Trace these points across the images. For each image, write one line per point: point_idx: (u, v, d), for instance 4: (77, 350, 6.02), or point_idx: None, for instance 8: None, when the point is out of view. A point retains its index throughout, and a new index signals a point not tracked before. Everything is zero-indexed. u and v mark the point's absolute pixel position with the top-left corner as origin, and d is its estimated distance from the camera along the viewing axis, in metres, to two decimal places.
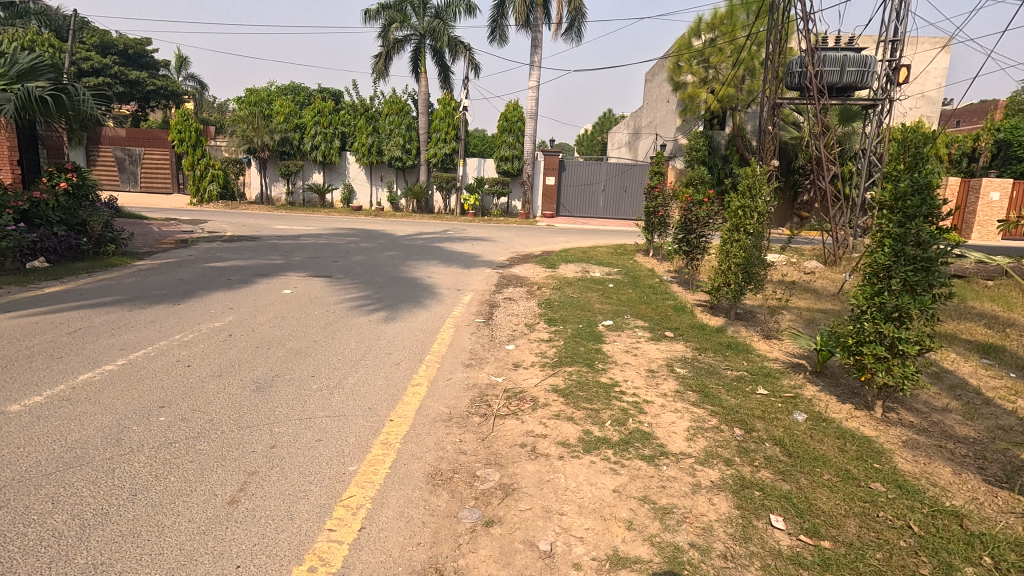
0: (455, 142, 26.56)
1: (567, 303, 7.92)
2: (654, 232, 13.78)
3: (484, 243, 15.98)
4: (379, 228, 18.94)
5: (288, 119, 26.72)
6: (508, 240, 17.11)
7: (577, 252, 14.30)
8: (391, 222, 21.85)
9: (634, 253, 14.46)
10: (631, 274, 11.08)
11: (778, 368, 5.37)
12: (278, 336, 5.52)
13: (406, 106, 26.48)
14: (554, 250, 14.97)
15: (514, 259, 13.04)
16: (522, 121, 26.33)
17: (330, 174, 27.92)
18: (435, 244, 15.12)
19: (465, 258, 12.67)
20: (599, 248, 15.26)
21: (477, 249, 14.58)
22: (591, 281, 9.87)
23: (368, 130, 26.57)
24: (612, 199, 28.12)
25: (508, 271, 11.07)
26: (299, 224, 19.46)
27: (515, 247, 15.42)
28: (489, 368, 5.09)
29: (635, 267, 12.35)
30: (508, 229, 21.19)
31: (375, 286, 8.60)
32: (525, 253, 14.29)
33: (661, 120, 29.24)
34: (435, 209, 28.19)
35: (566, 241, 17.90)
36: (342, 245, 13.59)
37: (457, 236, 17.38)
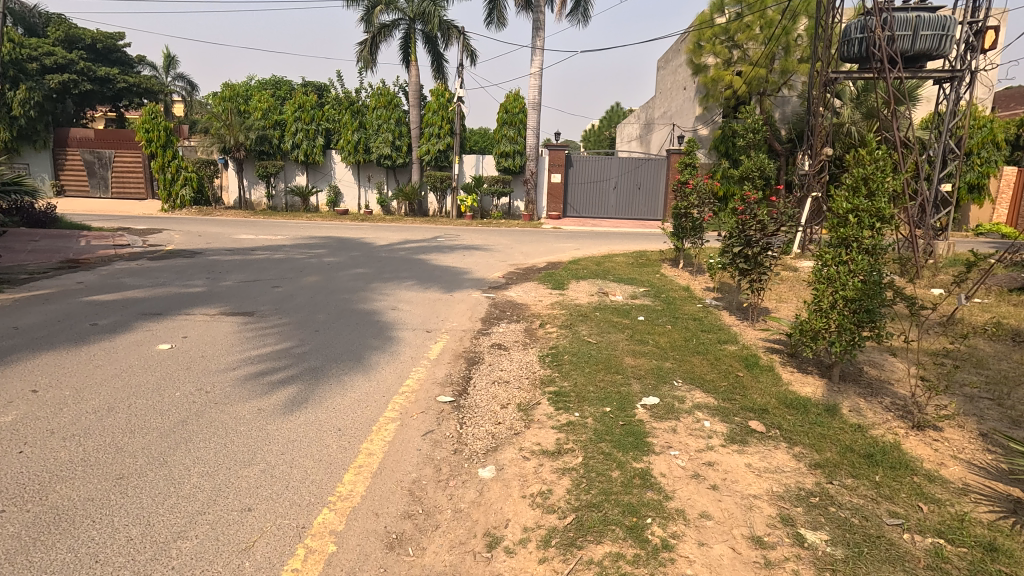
0: (450, 138, 24.24)
1: (582, 357, 5.31)
2: (686, 239, 11.13)
3: (478, 253, 13.48)
4: (360, 235, 16.58)
5: (267, 114, 24.41)
6: (507, 248, 14.58)
7: (590, 264, 11.74)
8: (377, 228, 19.39)
9: (659, 264, 11.87)
10: (663, 299, 8.45)
11: (1004, 533, 2.75)
12: (52, 469, 2.99)
13: (395, 98, 24.02)
14: (559, 261, 12.46)
15: (512, 275, 10.49)
16: (524, 112, 23.78)
17: (314, 175, 25.49)
18: (419, 255, 12.66)
19: (450, 275, 10.15)
20: (615, 258, 12.68)
21: (467, 262, 12.06)
22: (613, 313, 7.26)
23: (353, 126, 24.08)
24: (624, 198, 25.49)
25: (502, 295, 8.54)
26: (270, 232, 17.12)
27: (514, 258, 12.89)
28: (434, 553, 2.52)
29: (664, 285, 9.73)
30: (509, 234, 18.72)
31: (308, 329, 6.06)
32: (524, 266, 11.75)
33: (677, 109, 26.53)
34: (429, 211, 25.64)
35: (574, 247, 15.39)
36: (302, 260, 11.13)
37: (447, 245, 14.89)
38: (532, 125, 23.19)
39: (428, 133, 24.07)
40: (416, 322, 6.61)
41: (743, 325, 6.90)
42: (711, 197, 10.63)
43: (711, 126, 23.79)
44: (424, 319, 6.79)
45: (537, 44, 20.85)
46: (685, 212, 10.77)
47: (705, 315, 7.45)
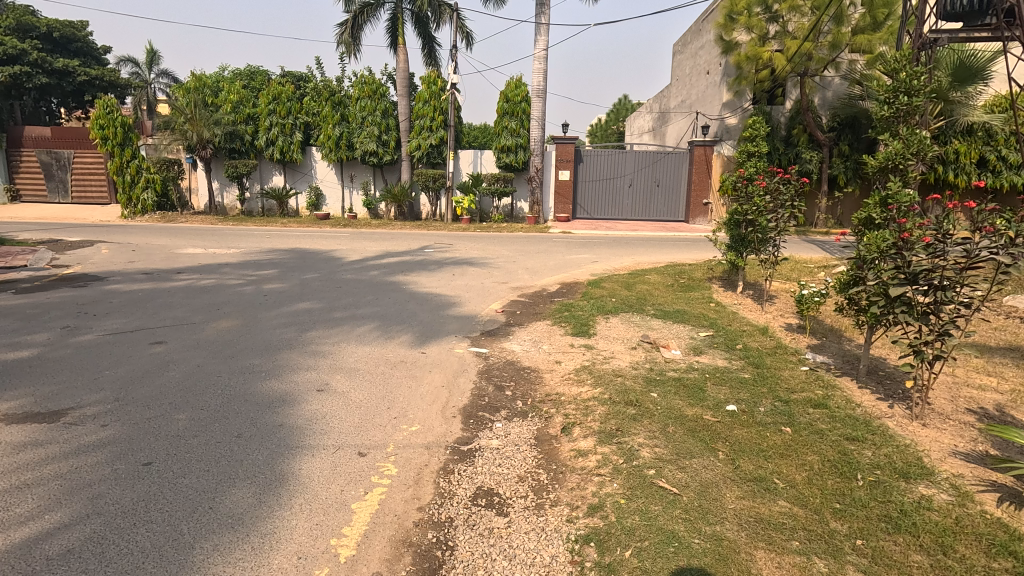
0: (444, 130, 21.40)
1: (661, 556, 2.48)
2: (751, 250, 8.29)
3: (471, 271, 10.69)
4: (332, 246, 13.89)
5: (238, 108, 21.69)
6: (506, 262, 11.79)
7: (613, 288, 8.93)
8: (356, 235, 16.59)
9: (707, 286, 9.04)
10: (743, 355, 5.59)
11: None
12: None
13: (381, 87, 21.23)
14: (574, 282, 9.69)
15: (511, 308, 7.69)
16: (526, 101, 21.01)
17: (292, 175, 22.79)
18: (393, 275, 9.88)
19: (428, 310, 7.33)
20: (645, 277, 9.91)
21: (453, 285, 9.25)
22: (679, 394, 4.42)
23: (334, 120, 21.33)
24: (641, 197, 22.64)
25: (498, 350, 5.69)
26: (227, 243, 14.42)
27: (516, 278, 10.13)
28: None
29: (727, 323, 6.87)
30: (510, 241, 15.98)
31: (135, 457, 3.27)
32: (527, 292, 8.92)
33: (699, 96, 23.64)
34: (421, 214, 22.83)
35: (589, 258, 12.60)
36: (230, 288, 8.33)
37: (434, 258, 12.14)
38: (536, 115, 20.33)
39: (418, 126, 21.29)
40: (345, 430, 3.80)
41: (904, 422, 4.08)
42: (793, 200, 7.72)
43: (739, 114, 20.89)
44: (364, 418, 3.99)
45: (541, 19, 17.96)
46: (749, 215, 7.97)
47: (827, 393, 4.59)
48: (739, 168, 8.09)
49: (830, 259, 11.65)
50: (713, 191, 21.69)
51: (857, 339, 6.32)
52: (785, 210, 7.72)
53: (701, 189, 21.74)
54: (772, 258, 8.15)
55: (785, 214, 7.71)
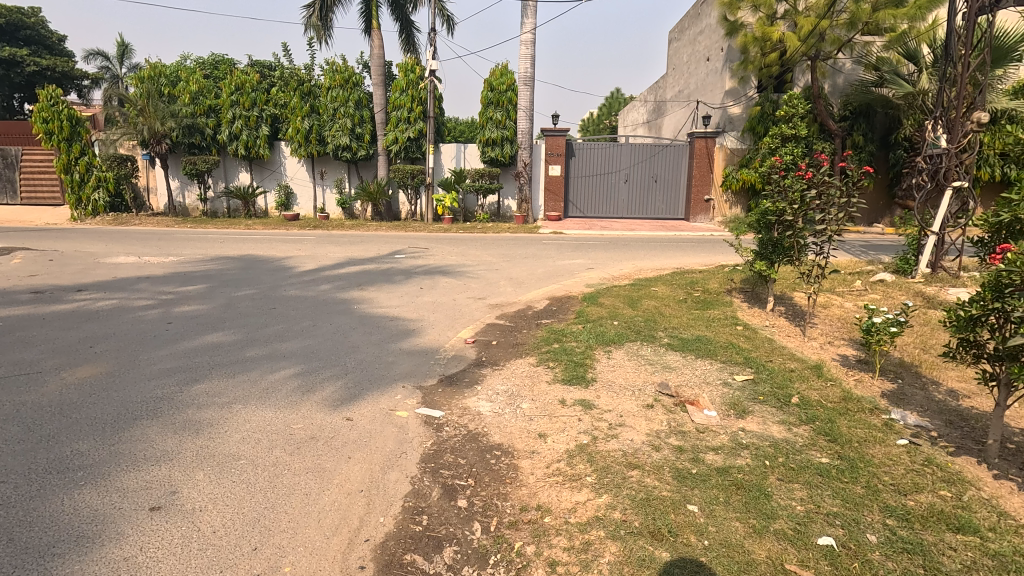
0: (423, 123, 19.63)
1: None
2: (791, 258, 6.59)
3: (443, 283, 8.99)
4: (290, 253, 12.14)
5: (197, 100, 19.79)
6: (487, 271, 10.09)
7: (613, 306, 7.29)
8: (323, 239, 14.79)
9: (728, 303, 7.41)
10: (807, 420, 3.90)
11: None
12: None
13: (354, 75, 19.46)
14: (565, 297, 8.04)
15: (484, 337, 6.00)
16: (513, 90, 19.36)
17: (260, 172, 20.96)
18: (346, 291, 8.16)
19: (375, 345, 5.60)
20: (649, 289, 8.29)
21: (417, 303, 7.54)
22: (733, 508, 2.79)
23: (303, 112, 19.51)
24: (638, 194, 21.00)
25: (458, 414, 3.99)
26: (169, 249, 12.61)
27: (496, 291, 8.44)
28: None
29: (764, 361, 5.21)
30: (494, 244, 14.32)
31: None
32: (507, 312, 7.25)
33: (698, 84, 22.03)
34: (400, 214, 21.06)
35: (582, 264, 10.95)
36: (129, 312, 6.55)
37: (403, 266, 10.45)
38: (523, 105, 18.64)
39: (394, 118, 19.50)
40: None
41: None
42: (854, 194, 5.98)
43: (743, 103, 19.29)
44: None
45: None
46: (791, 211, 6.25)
47: (962, 498, 2.92)
48: (774, 157, 6.40)
49: (861, 264, 10.07)
50: (715, 187, 20.06)
51: (945, 384, 4.71)
52: (840, 204, 5.96)
53: (702, 185, 20.08)
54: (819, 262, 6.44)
55: (840, 208, 5.97)
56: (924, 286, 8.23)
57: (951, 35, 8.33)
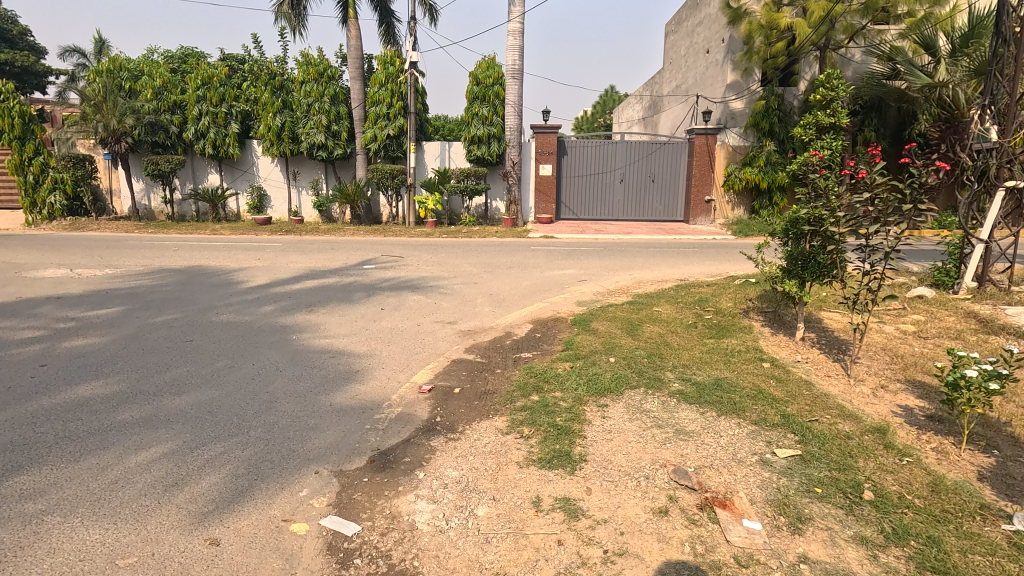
0: (404, 119, 18.32)
1: None
2: (831, 275, 5.31)
3: (409, 302, 7.69)
4: (244, 263, 10.79)
5: (161, 95, 18.36)
6: (464, 285, 8.81)
7: (609, 333, 6.00)
8: (290, 246, 13.43)
9: (746, 329, 6.15)
10: (900, 540, 2.61)
11: None
12: None
13: (329, 68, 18.13)
14: (551, 321, 6.76)
15: (445, 382, 4.70)
16: (500, 84, 18.12)
17: (230, 173, 19.61)
18: (291, 314, 6.84)
19: (299, 398, 4.27)
20: (652, 309, 7.02)
21: (373, 330, 6.23)
22: None
23: (274, 108, 18.14)
24: (634, 194, 19.76)
25: (381, 529, 2.72)
26: (110, 260, 11.22)
27: (471, 313, 7.15)
28: None
29: (810, 423, 3.92)
30: (476, 250, 13.04)
31: None
32: (481, 342, 5.97)
33: (697, 78, 20.81)
34: (381, 217, 19.75)
35: (572, 276, 9.67)
36: (2, 349, 5.21)
37: (368, 280, 9.13)
38: (511, 100, 17.36)
39: (372, 114, 18.15)
40: None
41: None
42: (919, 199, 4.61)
43: (745, 97, 18.09)
44: None
45: None
46: (831, 216, 4.93)
47: None
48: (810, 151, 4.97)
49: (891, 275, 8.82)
50: (716, 187, 18.84)
51: None
52: (900, 214, 4.58)
53: (702, 185, 18.85)
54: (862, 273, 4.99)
55: (899, 219, 4.59)
56: (972, 304, 7.01)
57: (1003, 7, 7.04)
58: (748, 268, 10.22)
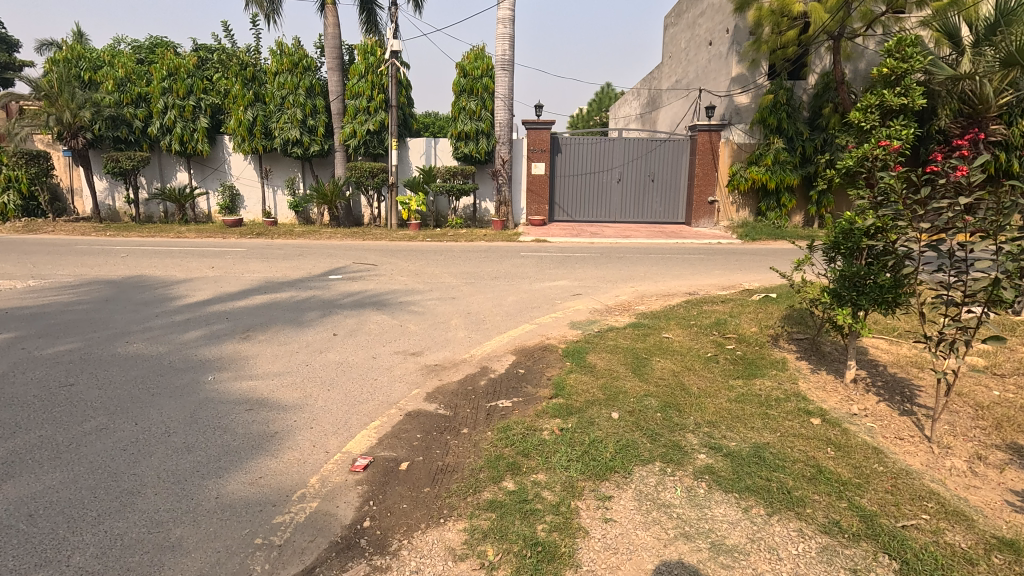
0: (385, 113, 17.03)
1: None
2: (898, 303, 4.09)
3: (369, 325, 6.43)
4: (192, 273, 9.52)
5: (123, 87, 17.01)
6: (439, 302, 7.55)
7: (609, 371, 4.78)
8: (254, 252, 12.13)
9: (778, 366, 4.96)
10: None
11: None
12: None
13: (305, 59, 16.85)
14: (537, 352, 5.52)
15: (390, 455, 3.47)
16: (489, 76, 16.89)
17: (200, 171, 18.34)
18: (218, 342, 5.57)
19: (172, 487, 3.01)
20: (661, 337, 5.81)
21: (314, 367, 4.97)
22: None
23: (245, 101, 16.87)
24: (632, 195, 18.55)
25: None
26: (40, 269, 9.90)
27: (441, 339, 5.90)
28: None
29: (902, 530, 2.71)
30: (459, 257, 11.81)
31: None
32: (448, 383, 4.72)
33: (699, 72, 19.64)
34: (362, 218, 18.50)
35: (565, 290, 8.43)
36: None
37: (328, 295, 7.87)
38: (500, 93, 16.14)
39: (351, 107, 16.88)
40: None
41: None
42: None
43: (750, 92, 16.98)
44: None
45: None
46: (909, 228, 3.70)
47: None
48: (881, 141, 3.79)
49: None
50: (720, 187, 17.65)
51: None
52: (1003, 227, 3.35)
53: (705, 185, 17.65)
54: (946, 297, 3.72)
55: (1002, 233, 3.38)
56: None
57: None
58: (764, 281, 9.03)
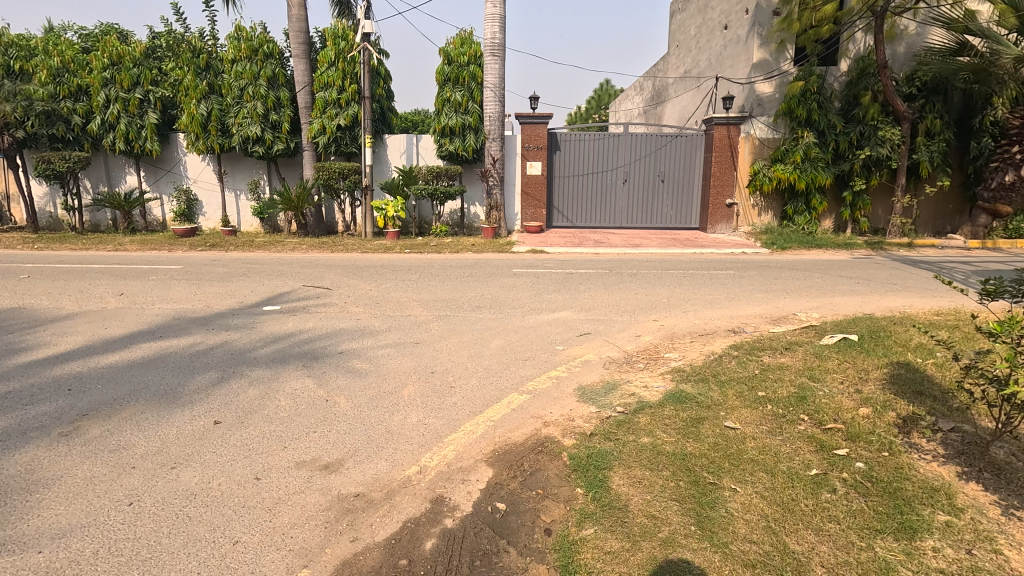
0: (359, 106, 14.93)
1: None
2: None
3: (279, 401, 4.30)
4: (88, 304, 7.38)
5: (60, 79, 14.88)
6: (395, 352, 5.45)
7: (653, 524, 2.71)
8: (188, 270, 10.00)
9: (944, 503, 2.87)
10: None
11: None
12: None
13: (267, 45, 14.74)
14: (529, 464, 3.42)
15: None
16: (477, 63, 14.82)
17: (152, 173, 16.24)
18: (10, 449, 3.44)
19: None
20: (722, 429, 3.71)
21: (136, 514, 2.85)
22: None
23: (197, 93, 14.68)
24: (639, 198, 16.47)
25: None
26: None
27: (379, 433, 3.79)
28: None
29: None
30: (437, 275, 9.72)
31: None
32: (365, 556, 2.60)
33: (713, 60, 17.58)
34: (336, 226, 16.43)
35: (567, 328, 6.34)
36: None
37: (244, 341, 5.74)
38: (490, 82, 14.06)
39: (320, 100, 14.76)
40: None
41: None
42: None
43: (775, 81, 14.99)
44: None
45: None
46: None
47: None
48: None
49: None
50: (740, 188, 15.58)
51: None
52: None
53: (723, 186, 15.57)
54: None
55: None
56: None
57: None
58: (825, 312, 6.99)
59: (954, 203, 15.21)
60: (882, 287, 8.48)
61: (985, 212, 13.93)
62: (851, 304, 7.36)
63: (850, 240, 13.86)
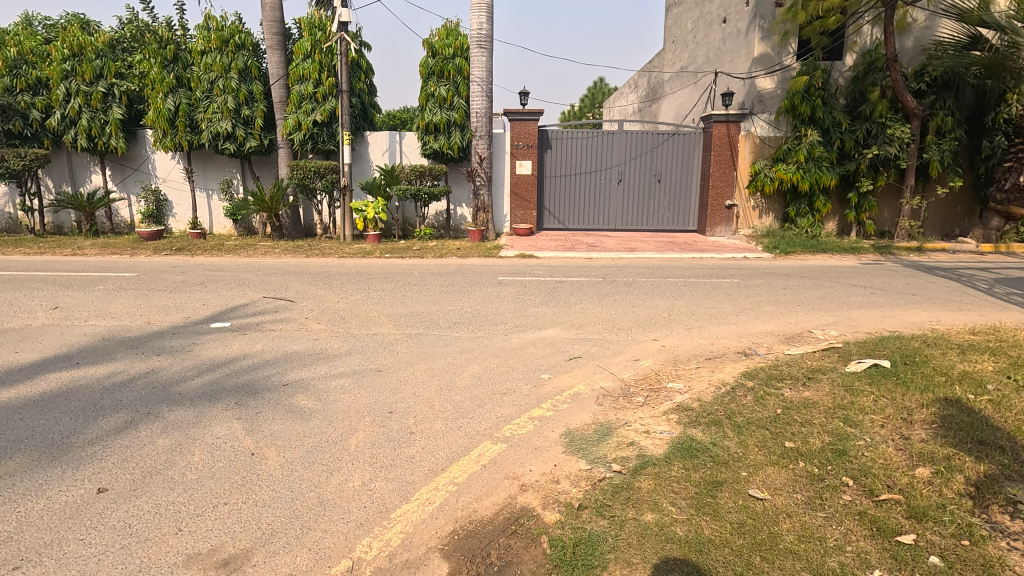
0: (337, 101, 14.05)
1: None
2: None
3: (193, 456, 3.46)
4: (12, 321, 6.50)
5: (17, 71, 13.93)
6: (350, 384, 4.61)
7: None
8: (142, 279, 9.12)
9: None
10: None
11: None
12: None
13: (240, 35, 13.87)
14: (496, 555, 2.60)
15: None
16: (463, 56, 14.00)
17: (118, 172, 15.30)
18: None
19: None
20: (746, 500, 2.89)
21: None
22: None
23: (164, 87, 13.73)
24: (634, 199, 15.69)
25: None
26: None
27: (308, 506, 2.96)
28: None
29: None
30: (415, 284, 8.88)
31: None
32: None
33: (711, 55, 16.83)
34: (314, 228, 15.56)
35: (555, 351, 5.53)
36: None
37: (174, 369, 4.89)
38: (477, 76, 13.24)
39: (295, 94, 13.88)
40: None
41: None
42: None
43: (777, 76, 14.25)
44: None
45: None
46: None
47: None
48: None
49: None
50: (740, 188, 14.83)
51: None
52: None
53: (722, 186, 14.82)
54: None
55: None
56: None
57: None
58: (844, 329, 6.22)
59: (965, 204, 14.55)
60: (901, 298, 7.72)
61: (997, 214, 13.27)
62: (871, 319, 6.60)
63: (856, 244, 13.14)
